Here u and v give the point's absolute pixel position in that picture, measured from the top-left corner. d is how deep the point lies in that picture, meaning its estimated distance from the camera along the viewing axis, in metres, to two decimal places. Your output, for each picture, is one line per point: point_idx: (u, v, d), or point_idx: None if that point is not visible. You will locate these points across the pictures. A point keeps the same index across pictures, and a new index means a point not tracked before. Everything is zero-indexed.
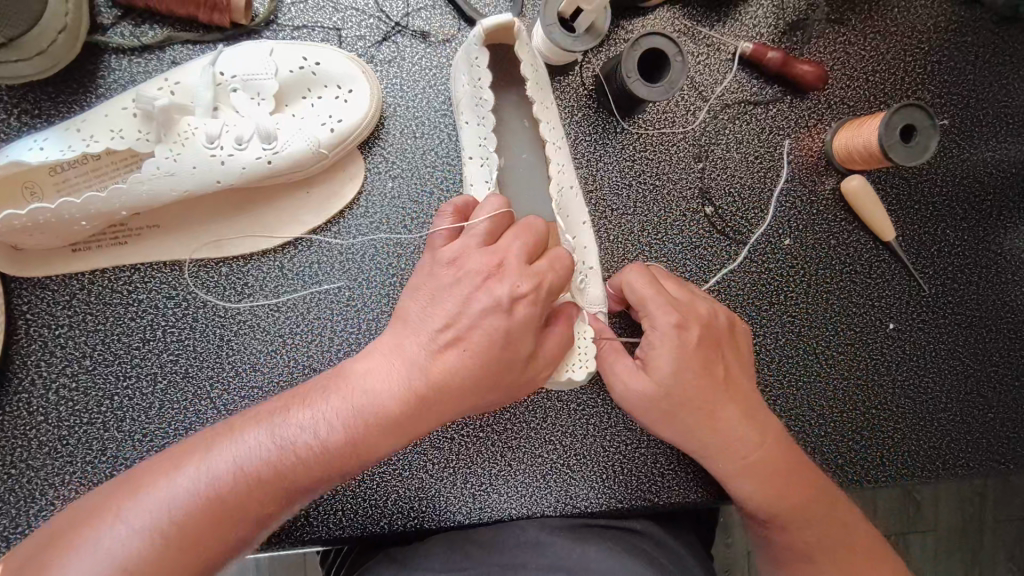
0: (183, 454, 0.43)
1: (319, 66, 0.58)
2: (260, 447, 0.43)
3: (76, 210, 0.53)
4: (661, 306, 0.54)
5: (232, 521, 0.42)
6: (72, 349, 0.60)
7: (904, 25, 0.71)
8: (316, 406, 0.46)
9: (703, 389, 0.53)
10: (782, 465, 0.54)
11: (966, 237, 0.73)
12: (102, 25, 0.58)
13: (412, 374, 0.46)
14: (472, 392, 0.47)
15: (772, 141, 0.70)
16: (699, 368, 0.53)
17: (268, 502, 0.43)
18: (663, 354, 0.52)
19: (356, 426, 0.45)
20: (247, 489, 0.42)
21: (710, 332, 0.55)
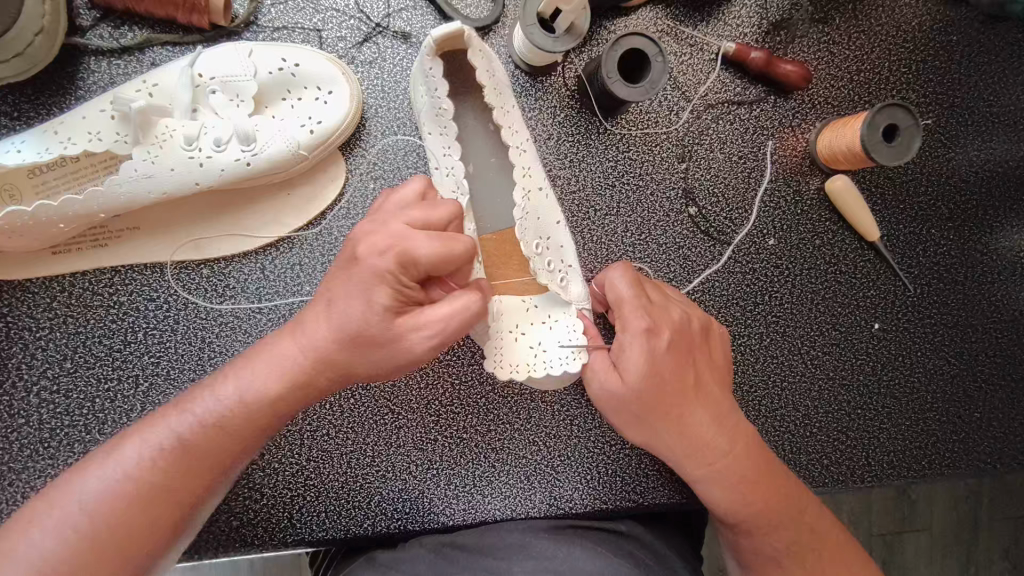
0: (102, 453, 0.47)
1: (299, 67, 0.58)
2: (166, 434, 0.47)
3: (53, 212, 0.53)
4: (634, 310, 0.53)
5: (147, 516, 0.45)
6: (53, 352, 0.60)
7: (888, 25, 0.71)
8: (220, 385, 0.48)
9: (673, 393, 0.53)
10: (753, 470, 0.54)
11: (951, 237, 0.73)
12: (81, 27, 0.58)
13: (304, 346, 0.46)
14: (348, 351, 0.45)
15: (756, 141, 0.70)
16: (672, 375, 0.53)
17: (182, 479, 0.46)
18: (634, 357, 0.52)
19: (258, 396, 0.47)
20: (157, 474, 0.45)
21: (682, 337, 0.54)
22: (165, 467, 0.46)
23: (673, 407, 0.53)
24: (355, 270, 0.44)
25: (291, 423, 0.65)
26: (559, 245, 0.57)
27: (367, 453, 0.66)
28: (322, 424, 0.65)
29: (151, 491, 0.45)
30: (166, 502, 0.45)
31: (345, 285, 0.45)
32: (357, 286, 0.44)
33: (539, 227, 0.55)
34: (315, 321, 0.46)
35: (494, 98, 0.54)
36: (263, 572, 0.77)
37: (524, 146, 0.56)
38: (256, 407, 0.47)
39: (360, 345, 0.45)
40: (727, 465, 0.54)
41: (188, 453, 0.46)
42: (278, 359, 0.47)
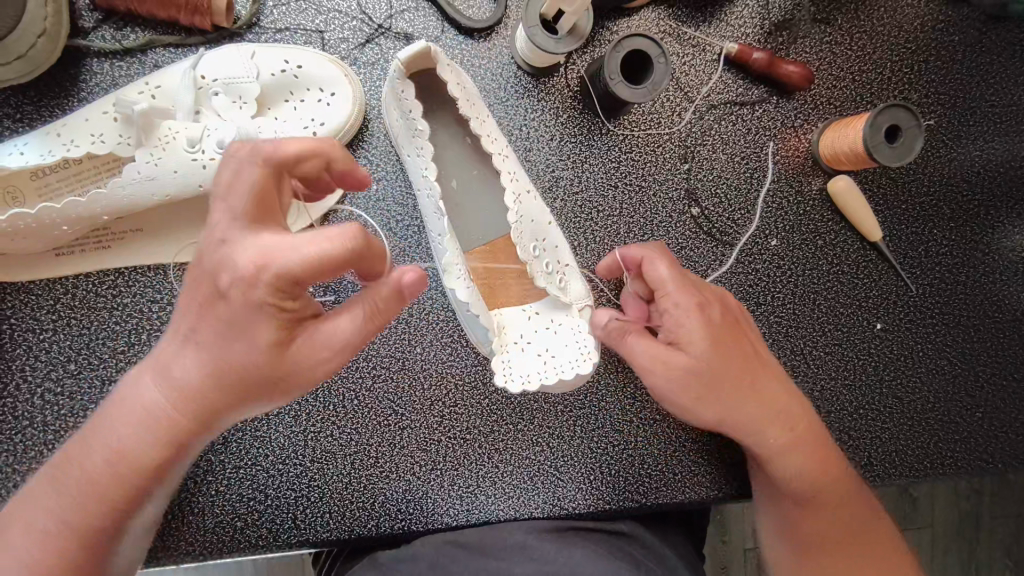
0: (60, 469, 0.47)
1: (301, 69, 0.58)
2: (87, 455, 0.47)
3: (57, 214, 0.53)
4: (686, 286, 0.54)
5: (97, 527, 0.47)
6: (57, 354, 0.60)
7: (890, 25, 0.71)
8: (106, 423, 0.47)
9: (742, 364, 0.54)
10: (804, 447, 0.57)
11: (952, 237, 0.73)
12: (83, 29, 0.58)
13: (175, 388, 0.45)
14: (230, 392, 0.44)
15: (758, 142, 0.69)
16: (730, 352, 0.54)
17: (112, 502, 0.47)
18: (702, 331, 0.53)
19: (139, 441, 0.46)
20: (90, 494, 0.46)
21: (731, 309, 0.57)
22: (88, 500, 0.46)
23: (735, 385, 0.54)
24: (221, 308, 0.42)
25: (294, 424, 0.65)
26: (553, 246, 0.57)
27: (371, 455, 0.66)
28: (326, 425, 0.65)
29: (89, 521, 0.46)
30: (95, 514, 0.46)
31: (216, 324, 0.43)
32: (240, 311, 0.42)
33: (534, 229, 0.55)
34: (183, 361, 0.44)
35: (468, 109, 0.55)
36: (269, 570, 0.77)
37: (506, 152, 0.56)
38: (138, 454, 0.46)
39: (240, 384, 0.44)
40: (785, 446, 0.56)
41: (102, 488, 0.46)
42: (155, 406, 0.46)
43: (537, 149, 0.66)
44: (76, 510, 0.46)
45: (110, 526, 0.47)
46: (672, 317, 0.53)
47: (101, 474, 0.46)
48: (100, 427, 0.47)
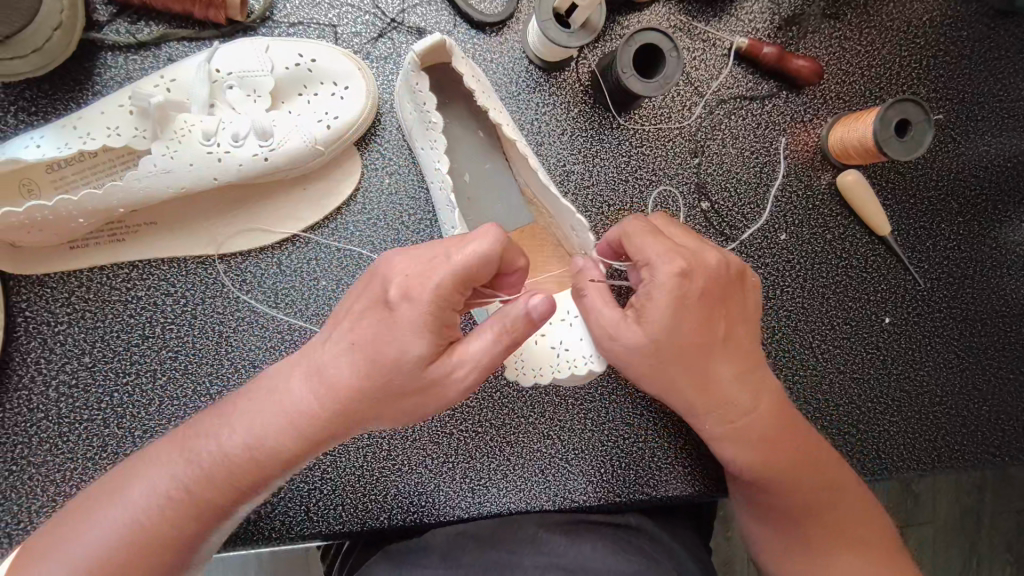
0: (117, 481, 0.48)
1: (315, 63, 0.58)
2: (172, 471, 0.47)
3: (74, 207, 0.53)
4: (664, 256, 0.50)
5: (153, 544, 0.46)
6: (71, 347, 0.60)
7: (899, 20, 0.71)
8: (228, 423, 0.48)
9: (697, 344, 0.51)
10: (774, 432, 0.55)
11: (960, 232, 0.74)
12: (98, 22, 0.58)
13: (312, 396, 0.46)
14: (375, 400, 0.45)
15: (768, 136, 0.70)
16: (701, 327, 0.51)
17: (218, 497, 0.47)
18: (658, 304, 0.50)
19: (256, 446, 0.47)
20: (167, 509, 0.46)
21: (716, 284, 0.52)
22: (205, 488, 0.47)
23: (698, 361, 0.52)
24: (386, 318, 0.44)
25: None
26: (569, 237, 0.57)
27: (383, 447, 0.66)
28: None
29: (190, 513, 0.47)
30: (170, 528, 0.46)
31: (383, 333, 0.44)
32: (404, 330, 0.44)
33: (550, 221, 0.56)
34: (337, 361, 0.46)
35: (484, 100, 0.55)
36: (272, 565, 0.77)
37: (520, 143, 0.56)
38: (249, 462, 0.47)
39: (386, 393, 0.45)
40: (744, 425, 0.54)
41: (229, 476, 0.47)
42: (298, 402, 0.47)
43: (548, 143, 0.67)
44: (181, 496, 0.47)
45: (197, 525, 0.47)
46: (645, 288, 0.51)
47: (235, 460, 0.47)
48: (223, 431, 0.48)
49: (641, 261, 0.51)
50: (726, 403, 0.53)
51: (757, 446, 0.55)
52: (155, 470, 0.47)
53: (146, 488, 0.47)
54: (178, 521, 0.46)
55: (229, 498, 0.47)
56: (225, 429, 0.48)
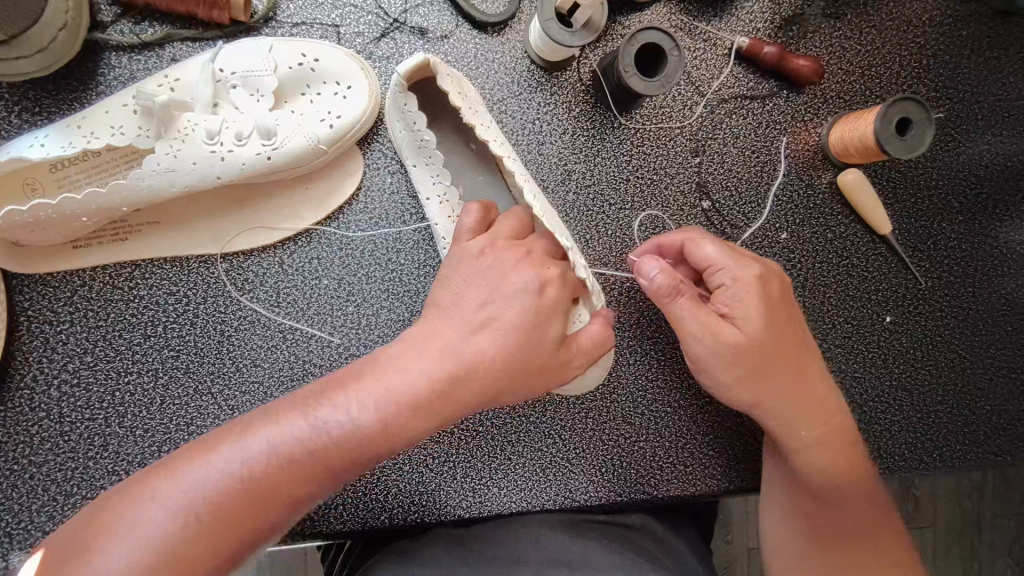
0: (220, 437, 0.44)
1: (318, 62, 0.58)
2: (297, 432, 0.43)
3: (76, 205, 0.53)
4: (744, 264, 0.55)
5: (265, 507, 0.42)
6: (74, 346, 0.61)
7: (900, 19, 0.71)
8: (350, 392, 0.45)
9: (784, 336, 0.55)
10: (836, 421, 0.58)
11: (961, 230, 0.74)
12: (103, 23, 0.59)
13: (448, 362, 0.46)
14: (513, 372, 0.48)
15: (769, 136, 0.70)
16: (787, 325, 0.55)
17: (338, 467, 0.44)
18: (752, 302, 0.53)
19: (387, 416, 0.44)
20: (283, 472, 0.42)
21: (785, 289, 0.57)
22: (326, 456, 0.43)
23: (787, 348, 0.55)
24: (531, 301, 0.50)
25: None
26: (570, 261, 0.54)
27: None
28: None
29: (307, 476, 0.43)
30: (281, 498, 0.42)
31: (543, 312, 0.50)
32: (549, 313, 0.50)
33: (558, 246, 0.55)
34: (478, 333, 0.48)
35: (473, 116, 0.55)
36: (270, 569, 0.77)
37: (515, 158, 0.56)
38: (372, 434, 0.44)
39: (523, 367, 0.49)
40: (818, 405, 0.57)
41: (351, 446, 0.44)
42: (431, 372, 0.46)
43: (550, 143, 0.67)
44: (302, 455, 0.43)
45: (305, 492, 0.43)
46: (731, 290, 0.54)
47: (366, 428, 0.44)
48: (345, 401, 0.44)
49: (715, 266, 0.55)
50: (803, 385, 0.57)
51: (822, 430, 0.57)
52: (281, 424, 0.44)
53: (269, 442, 0.43)
54: (286, 490, 0.42)
55: (344, 468, 0.44)
56: (355, 395, 0.45)
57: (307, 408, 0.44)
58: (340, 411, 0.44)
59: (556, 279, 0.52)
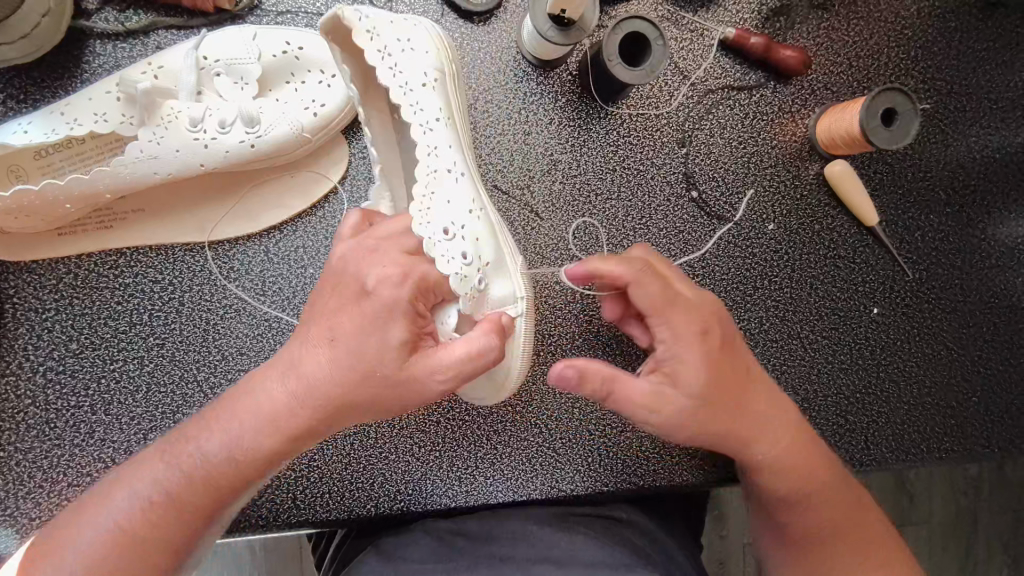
0: (91, 500, 0.47)
1: (302, 51, 0.58)
2: (158, 478, 0.46)
3: (60, 191, 0.53)
4: (670, 313, 0.50)
5: (144, 556, 0.44)
6: (59, 333, 0.61)
7: (887, 11, 0.71)
8: (205, 430, 0.47)
9: (726, 390, 0.51)
10: (811, 464, 0.54)
11: (948, 222, 0.74)
12: (88, 11, 0.59)
13: (300, 387, 0.46)
14: (361, 390, 0.45)
15: (756, 126, 0.70)
16: (728, 384, 0.51)
17: (209, 496, 0.46)
18: (690, 357, 0.50)
19: (242, 446, 0.46)
20: (153, 518, 0.45)
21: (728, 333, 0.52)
22: (210, 483, 0.46)
23: (738, 399, 0.52)
24: (364, 306, 0.46)
25: None
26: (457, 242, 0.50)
27: (370, 435, 0.66)
28: None
29: (177, 515, 0.45)
30: (156, 542, 0.45)
31: (343, 328, 0.46)
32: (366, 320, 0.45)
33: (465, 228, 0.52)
34: (314, 353, 0.46)
35: (394, 78, 0.53)
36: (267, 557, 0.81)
37: (433, 123, 0.53)
38: (236, 460, 0.46)
39: (374, 382, 0.45)
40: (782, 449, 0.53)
41: (239, 472, 0.46)
42: (286, 399, 0.46)
43: (536, 133, 0.67)
44: (166, 497, 0.45)
45: (182, 531, 0.46)
46: (667, 346, 0.51)
47: (253, 451, 0.46)
48: (203, 440, 0.46)
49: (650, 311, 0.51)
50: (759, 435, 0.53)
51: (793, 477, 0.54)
52: (171, 458, 0.47)
53: (131, 495, 0.45)
54: (182, 517, 0.45)
55: (212, 499, 0.46)
56: (211, 432, 0.46)
57: (168, 454, 0.47)
58: (224, 439, 0.46)
59: (396, 278, 0.46)
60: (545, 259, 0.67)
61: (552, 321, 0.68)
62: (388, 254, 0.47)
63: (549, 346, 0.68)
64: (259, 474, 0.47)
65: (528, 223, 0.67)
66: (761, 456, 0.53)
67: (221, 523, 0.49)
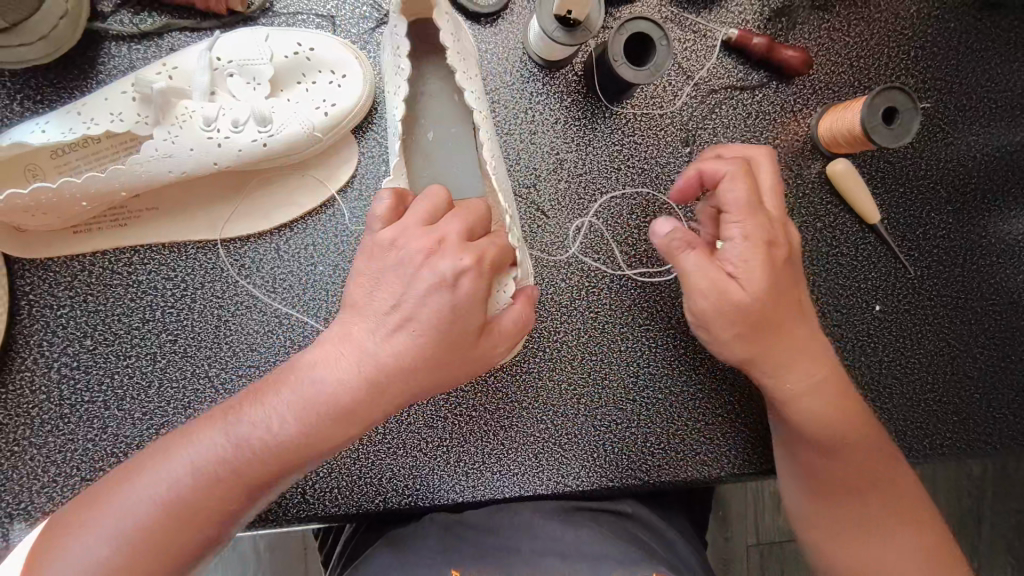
0: (152, 457, 0.50)
1: (313, 52, 0.59)
2: (217, 446, 0.49)
3: (77, 189, 0.54)
4: (752, 218, 0.51)
5: (199, 519, 0.48)
6: (74, 329, 0.62)
7: (888, 12, 0.72)
8: (266, 405, 0.50)
9: (777, 305, 0.52)
10: (847, 402, 0.55)
11: (949, 220, 0.75)
12: (103, 14, 0.60)
13: (362, 368, 0.49)
14: (425, 375, 0.50)
15: (759, 126, 0.71)
16: (778, 301, 0.52)
17: (264, 471, 0.50)
18: (752, 270, 0.50)
19: (300, 424, 0.49)
20: (211, 484, 0.49)
21: (789, 256, 0.53)
22: (258, 463, 0.49)
23: (781, 318, 0.53)
24: (440, 298, 0.48)
25: None
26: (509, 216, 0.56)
27: (378, 431, 0.67)
28: None
29: (233, 485, 0.49)
30: (212, 507, 0.49)
31: (415, 316, 0.49)
32: (446, 307, 0.48)
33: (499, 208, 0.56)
34: (383, 342, 0.49)
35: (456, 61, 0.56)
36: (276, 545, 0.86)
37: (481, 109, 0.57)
38: (293, 438, 0.49)
39: (445, 362, 0.50)
40: (817, 379, 0.54)
41: (295, 450, 0.50)
42: (345, 382, 0.49)
43: (542, 132, 0.68)
44: (224, 466, 0.49)
45: (234, 499, 0.49)
46: (736, 247, 0.51)
47: (310, 430, 0.49)
48: (263, 415, 0.50)
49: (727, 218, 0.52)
50: (799, 360, 0.54)
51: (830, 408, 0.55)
52: (230, 431, 0.50)
53: (190, 461, 0.49)
54: (235, 488, 0.49)
55: (266, 473, 0.50)
56: (272, 408, 0.50)
57: (227, 426, 0.50)
58: (285, 415, 0.50)
59: (472, 269, 0.48)
60: (551, 257, 0.68)
61: (558, 318, 0.69)
62: (451, 246, 0.49)
63: (554, 342, 0.69)
64: (313, 451, 0.50)
65: (534, 221, 0.68)
66: (792, 383, 0.54)
67: (264, 500, 0.52)
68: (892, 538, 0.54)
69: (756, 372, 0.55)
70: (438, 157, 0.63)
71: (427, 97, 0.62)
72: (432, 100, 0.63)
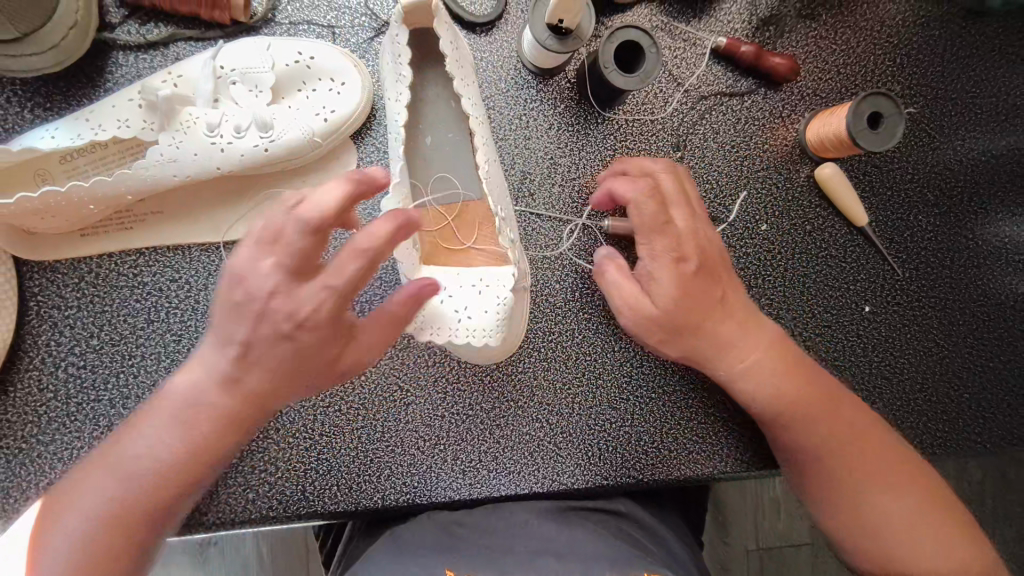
0: (90, 474, 0.58)
1: (313, 60, 0.61)
2: (141, 458, 0.58)
3: (85, 192, 0.56)
4: (659, 237, 0.58)
5: (149, 514, 0.58)
6: (80, 329, 0.63)
7: (873, 20, 0.74)
8: (137, 433, 0.58)
9: (692, 304, 0.57)
10: (798, 379, 0.58)
11: (936, 223, 0.76)
12: (112, 24, 0.62)
13: (227, 394, 0.59)
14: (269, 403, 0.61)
15: (748, 131, 0.73)
16: (692, 297, 0.57)
17: (179, 484, 0.59)
18: (662, 277, 0.57)
19: (177, 448, 0.58)
20: (152, 490, 0.58)
21: (707, 259, 0.58)
22: (153, 484, 0.58)
23: (706, 310, 0.58)
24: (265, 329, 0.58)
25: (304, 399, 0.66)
26: (504, 218, 0.58)
27: (377, 429, 0.67)
28: (334, 400, 0.67)
29: (171, 486, 0.58)
30: (136, 513, 0.57)
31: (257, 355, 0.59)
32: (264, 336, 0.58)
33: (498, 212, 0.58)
34: (229, 359, 0.59)
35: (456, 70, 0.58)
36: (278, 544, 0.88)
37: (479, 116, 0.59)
38: (171, 453, 0.58)
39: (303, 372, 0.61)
40: (749, 360, 0.58)
41: (188, 461, 0.58)
42: (202, 398, 0.59)
43: (536, 138, 0.70)
44: (161, 470, 0.58)
45: (166, 503, 0.59)
46: (648, 263, 0.58)
47: (198, 444, 0.59)
48: (147, 433, 0.59)
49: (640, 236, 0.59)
50: (733, 346, 0.58)
51: (776, 383, 0.58)
52: (121, 452, 0.58)
53: (125, 472, 0.58)
54: (166, 489, 0.58)
55: (162, 485, 0.58)
56: (153, 430, 0.59)
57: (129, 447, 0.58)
58: (153, 438, 0.58)
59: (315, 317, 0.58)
60: (546, 259, 0.70)
61: (552, 319, 0.70)
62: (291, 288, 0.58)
63: (549, 343, 0.70)
64: (194, 471, 0.59)
65: (529, 224, 0.70)
66: (731, 366, 0.58)
67: (184, 507, 0.61)
68: (890, 504, 0.54)
69: (706, 366, 0.59)
70: (437, 161, 0.65)
71: (424, 103, 0.64)
72: (429, 106, 0.64)
